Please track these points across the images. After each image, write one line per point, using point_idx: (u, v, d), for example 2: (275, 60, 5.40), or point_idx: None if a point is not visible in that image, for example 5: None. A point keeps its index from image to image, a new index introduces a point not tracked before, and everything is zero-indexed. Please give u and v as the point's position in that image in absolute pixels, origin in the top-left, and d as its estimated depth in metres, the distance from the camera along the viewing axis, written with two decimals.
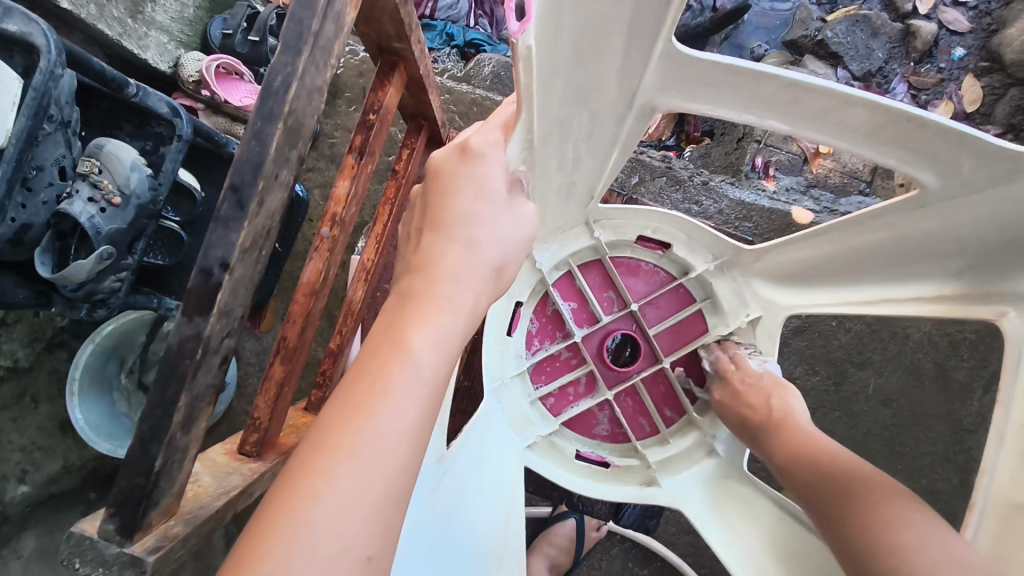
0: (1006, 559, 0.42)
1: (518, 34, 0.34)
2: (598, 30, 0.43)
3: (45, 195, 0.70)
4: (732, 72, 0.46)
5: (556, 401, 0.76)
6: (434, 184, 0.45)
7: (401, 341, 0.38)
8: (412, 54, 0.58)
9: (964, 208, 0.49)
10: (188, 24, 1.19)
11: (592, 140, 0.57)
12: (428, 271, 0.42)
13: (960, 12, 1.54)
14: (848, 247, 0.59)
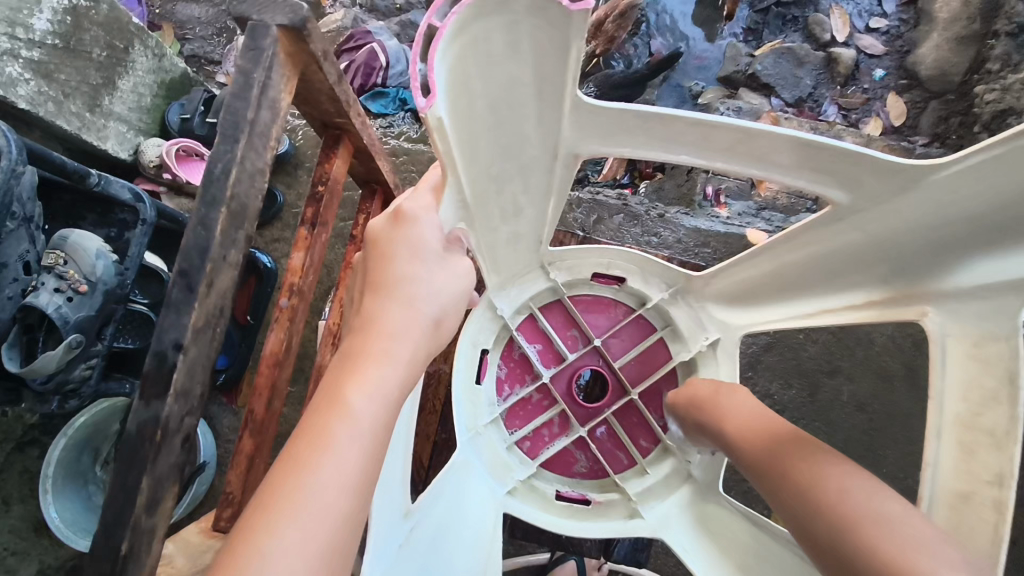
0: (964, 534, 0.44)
1: (425, 108, 0.42)
2: (507, 89, 0.48)
3: (9, 291, 0.71)
4: (640, 119, 0.50)
5: (532, 444, 0.78)
6: (374, 252, 0.49)
7: (345, 394, 0.41)
8: (354, 127, 0.62)
9: (876, 219, 0.52)
10: (146, 111, 1.23)
11: (528, 191, 0.61)
12: (369, 330, 0.45)
13: (874, 38, 1.69)
14: (784, 265, 0.62)
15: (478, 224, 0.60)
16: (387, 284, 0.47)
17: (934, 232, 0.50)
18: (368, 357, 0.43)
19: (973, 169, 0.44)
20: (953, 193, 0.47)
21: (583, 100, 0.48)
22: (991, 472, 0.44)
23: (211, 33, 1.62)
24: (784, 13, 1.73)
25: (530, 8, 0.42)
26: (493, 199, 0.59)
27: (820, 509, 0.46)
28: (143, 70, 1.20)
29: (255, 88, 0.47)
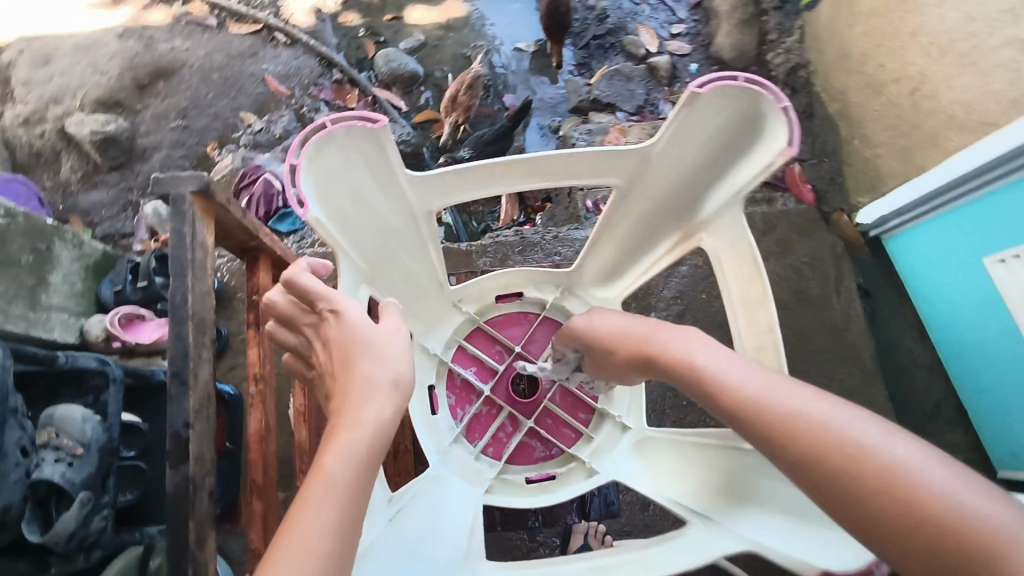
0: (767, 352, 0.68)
1: (305, 215, 0.59)
2: (357, 186, 0.69)
3: (15, 475, 0.82)
4: (460, 175, 0.71)
5: (495, 448, 0.92)
6: (338, 349, 0.63)
7: (338, 440, 0.55)
8: (267, 244, 0.78)
9: (642, 188, 0.77)
10: (80, 295, 1.35)
11: (413, 251, 0.81)
12: (341, 410, 0.59)
13: (680, 41, 2.00)
14: (615, 240, 0.85)
15: (386, 288, 0.80)
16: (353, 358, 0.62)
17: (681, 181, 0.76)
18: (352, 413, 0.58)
19: (674, 136, 0.70)
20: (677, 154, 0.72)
21: (414, 174, 0.70)
22: (755, 312, 0.71)
23: (116, 211, 1.76)
24: (602, 43, 2.03)
25: (347, 132, 0.63)
26: (388, 268, 0.79)
27: (863, 498, 0.47)
28: (69, 261, 1.32)
29: (187, 237, 0.63)
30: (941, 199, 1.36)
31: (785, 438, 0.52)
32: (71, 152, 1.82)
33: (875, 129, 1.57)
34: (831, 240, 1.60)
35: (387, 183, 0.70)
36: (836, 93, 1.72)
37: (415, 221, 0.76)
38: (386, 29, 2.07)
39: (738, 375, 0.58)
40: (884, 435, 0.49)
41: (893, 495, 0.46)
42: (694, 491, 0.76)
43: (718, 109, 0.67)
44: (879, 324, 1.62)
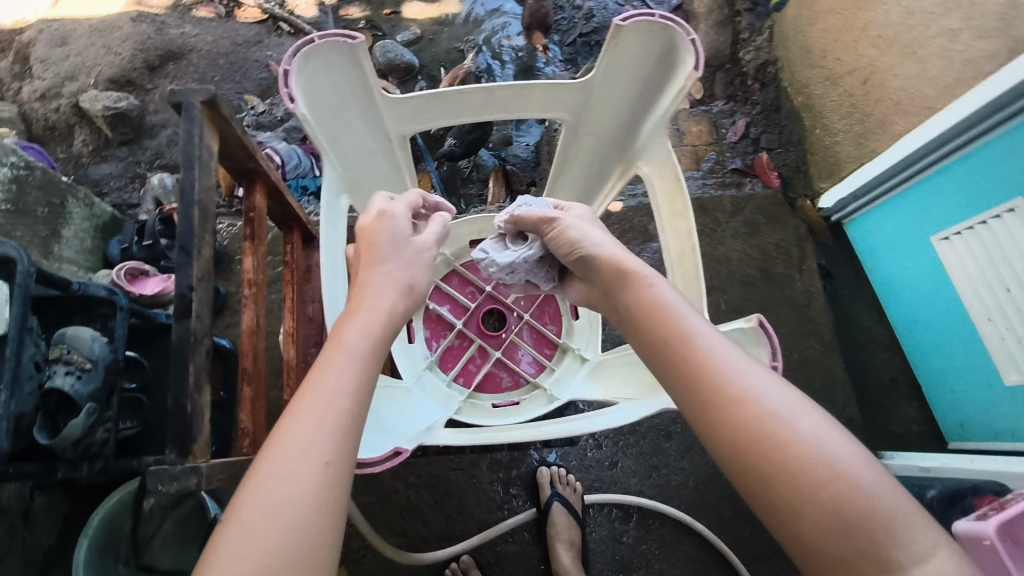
0: (533, 106, 0.85)
1: (294, 109, 0.65)
2: (372, 170, 0.86)
3: (29, 384, 0.92)
4: (427, 104, 0.80)
5: (464, 377, 1.02)
6: (328, 356, 0.67)
7: (359, 319, 0.70)
8: (263, 168, 0.82)
9: (590, 118, 0.89)
10: (89, 251, 1.45)
11: (386, 178, 0.89)
12: (294, 412, 0.61)
13: None
14: (594, 124, 0.90)
15: (365, 204, 0.87)
16: (361, 309, 0.71)
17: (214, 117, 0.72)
18: (341, 341, 0.68)
19: (330, 139, 0.75)
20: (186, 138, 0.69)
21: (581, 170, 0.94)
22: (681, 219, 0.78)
23: (125, 183, 1.81)
24: (588, 40, 2.07)
25: (334, 71, 0.72)
26: (372, 190, 0.88)
27: (734, 419, 0.60)
28: (79, 219, 1.43)
29: (198, 156, 0.69)
30: (892, 182, 1.47)
31: (747, 435, 0.59)
32: (84, 127, 1.85)
33: (833, 119, 1.67)
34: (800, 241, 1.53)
35: (378, 158, 0.85)
36: (801, 86, 1.81)
37: (387, 144, 0.84)
38: (384, 23, 2.18)
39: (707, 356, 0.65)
40: (761, 420, 0.59)
41: (769, 436, 0.57)
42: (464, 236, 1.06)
43: (317, 74, 0.70)
44: (840, 302, 1.74)
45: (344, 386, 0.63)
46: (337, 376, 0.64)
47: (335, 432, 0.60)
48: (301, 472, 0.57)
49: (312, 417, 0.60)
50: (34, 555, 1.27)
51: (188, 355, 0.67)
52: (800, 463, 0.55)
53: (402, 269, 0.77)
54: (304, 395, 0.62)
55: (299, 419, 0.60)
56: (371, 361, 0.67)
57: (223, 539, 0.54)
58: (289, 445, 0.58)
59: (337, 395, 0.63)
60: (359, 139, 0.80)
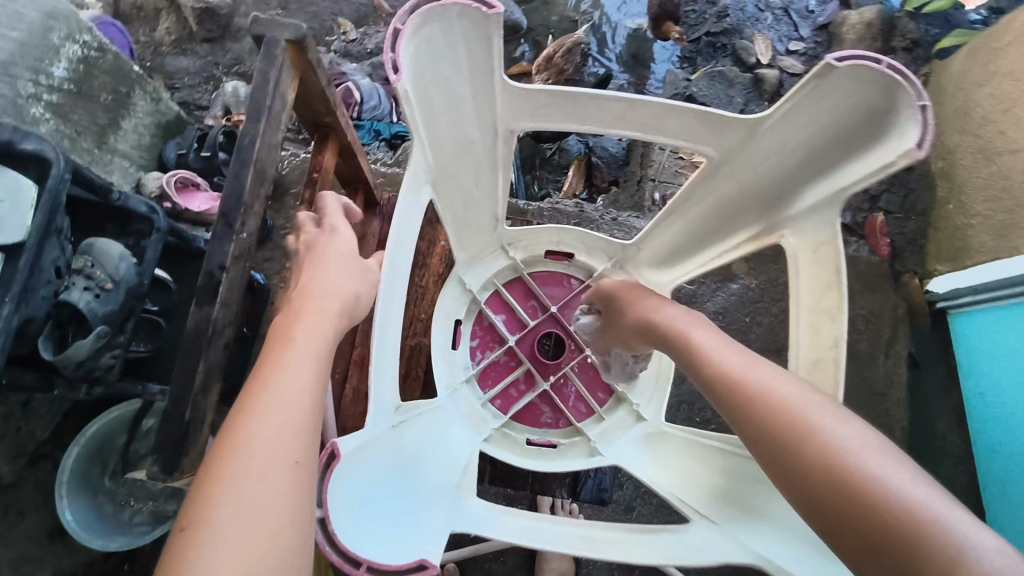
0: (688, 133, 0.64)
1: (395, 81, 0.53)
2: (462, 155, 0.70)
3: (45, 290, 0.83)
4: (556, 100, 0.63)
5: (503, 401, 0.90)
6: (273, 344, 0.57)
7: (315, 301, 0.60)
8: (340, 126, 0.71)
9: (737, 168, 0.66)
10: (146, 148, 1.37)
11: (478, 170, 0.74)
12: (248, 409, 0.50)
13: (794, 59, 1.84)
14: (743, 179, 0.68)
15: (443, 198, 0.73)
16: (307, 308, 0.59)
17: (297, 59, 0.59)
18: (293, 332, 0.57)
19: (422, 114, 0.61)
20: (261, 77, 0.57)
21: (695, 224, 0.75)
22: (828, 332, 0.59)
23: (199, 81, 1.71)
24: (714, 41, 1.87)
25: (458, 23, 0.57)
26: (453, 181, 0.73)
27: (772, 424, 0.51)
28: (142, 112, 1.34)
29: (272, 83, 0.57)
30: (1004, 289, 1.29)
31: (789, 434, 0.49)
32: (170, 15, 1.76)
33: (975, 198, 1.46)
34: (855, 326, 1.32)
35: (473, 144, 0.70)
36: (944, 151, 1.59)
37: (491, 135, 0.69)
38: None
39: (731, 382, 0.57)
40: (793, 422, 0.50)
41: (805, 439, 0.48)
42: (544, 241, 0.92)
43: (431, 37, 0.57)
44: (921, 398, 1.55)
45: (301, 369, 0.54)
46: (297, 359, 0.54)
47: (300, 418, 0.51)
48: (270, 460, 0.48)
49: (274, 404, 0.51)
50: (26, 448, 1.22)
51: (203, 348, 0.60)
52: (840, 463, 0.46)
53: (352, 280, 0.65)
54: (258, 382, 0.52)
55: (255, 410, 0.50)
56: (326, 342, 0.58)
57: (183, 511, 0.45)
58: (255, 441, 0.48)
59: (293, 378, 0.53)
60: (458, 120, 0.66)
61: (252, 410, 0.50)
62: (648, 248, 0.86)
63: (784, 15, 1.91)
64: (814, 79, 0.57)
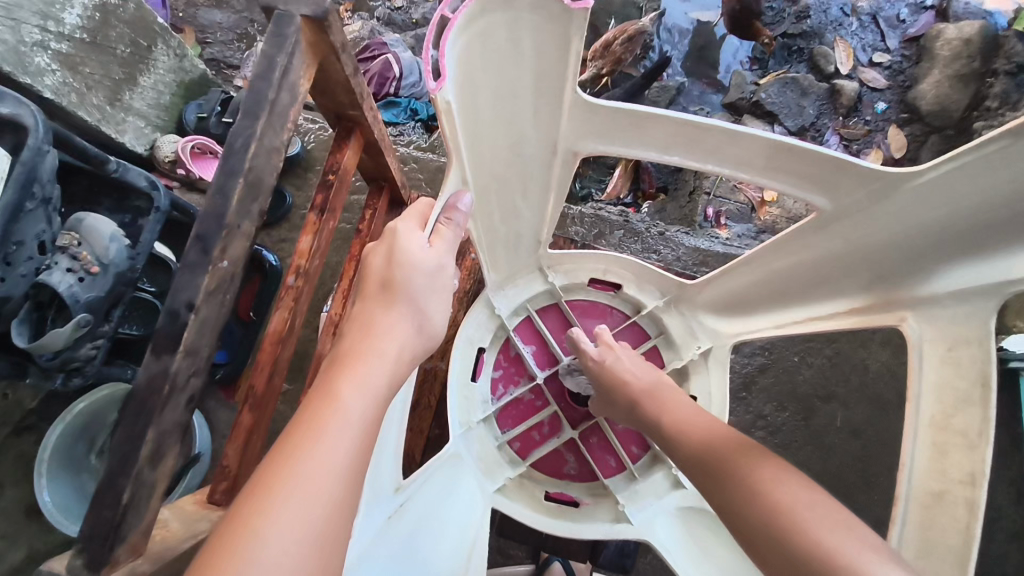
0: (803, 170, 0.50)
1: (434, 90, 0.43)
2: (516, 172, 0.59)
3: (24, 268, 0.73)
4: (634, 118, 0.50)
5: (522, 445, 0.79)
6: (326, 379, 0.43)
7: (392, 323, 0.47)
8: (366, 120, 0.60)
9: (852, 228, 0.52)
10: (165, 108, 1.24)
11: (527, 191, 0.62)
12: (287, 455, 0.38)
13: (878, 72, 1.58)
14: (858, 245, 0.53)
15: (479, 220, 0.61)
16: (376, 337, 0.45)
17: (314, 38, 0.47)
18: (337, 394, 0.41)
19: (466, 122, 0.49)
20: (264, 61, 0.44)
21: (782, 273, 0.61)
22: (964, 472, 0.44)
23: (231, 38, 1.59)
24: (790, 44, 1.62)
25: (531, 5, 0.44)
26: (494, 200, 0.61)
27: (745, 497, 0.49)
28: (164, 69, 1.22)
29: (276, 70, 0.44)
30: None
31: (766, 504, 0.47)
32: None
33: None
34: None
35: (529, 164, 0.59)
36: None
37: (548, 154, 0.57)
38: None
39: (707, 454, 0.56)
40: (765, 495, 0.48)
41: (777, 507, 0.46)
42: (588, 268, 0.80)
43: (490, 28, 0.45)
44: None
45: (360, 416, 0.41)
46: (358, 405, 0.41)
47: (343, 492, 0.38)
48: (296, 545, 0.35)
49: (319, 467, 0.38)
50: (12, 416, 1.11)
51: (155, 413, 0.38)
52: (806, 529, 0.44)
53: (434, 306, 0.50)
54: (300, 427, 0.39)
55: (297, 466, 0.37)
56: (390, 385, 0.44)
57: None
58: (284, 516, 0.35)
59: (350, 431, 0.40)
60: (514, 133, 0.55)
61: (294, 468, 0.37)
62: (714, 290, 0.72)
63: (871, 23, 1.63)
64: (999, 142, 0.42)
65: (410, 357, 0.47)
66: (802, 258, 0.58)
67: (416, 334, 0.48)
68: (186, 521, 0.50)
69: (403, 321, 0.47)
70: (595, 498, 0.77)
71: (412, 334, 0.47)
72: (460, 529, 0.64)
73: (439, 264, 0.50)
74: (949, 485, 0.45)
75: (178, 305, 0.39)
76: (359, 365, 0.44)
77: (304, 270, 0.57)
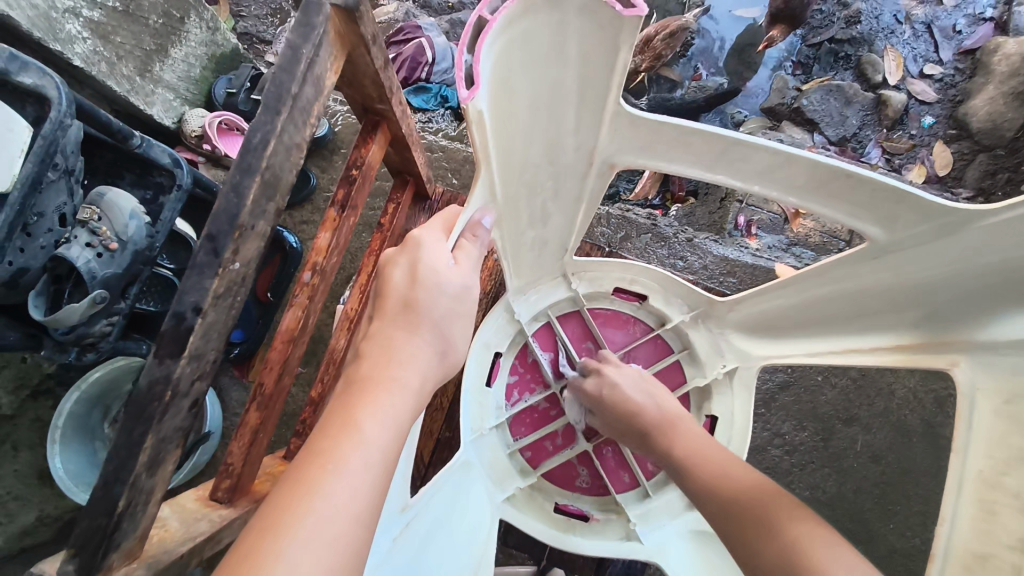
0: (860, 196, 0.48)
1: (466, 100, 0.40)
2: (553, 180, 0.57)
3: (43, 240, 0.73)
4: (681, 132, 0.49)
5: (533, 454, 0.77)
6: (345, 400, 0.41)
7: (416, 342, 0.45)
8: (394, 115, 0.58)
9: (909, 260, 0.51)
10: (194, 82, 1.23)
11: (559, 198, 0.60)
12: (305, 481, 0.37)
13: (927, 84, 1.51)
14: (910, 279, 0.52)
15: (508, 227, 0.59)
16: (398, 354, 0.44)
17: (342, 28, 0.46)
18: (357, 426, 0.40)
19: (500, 129, 0.47)
20: (289, 52, 0.42)
21: (832, 299, 0.59)
22: (1015, 538, 0.41)
23: (266, 12, 1.57)
24: (837, 49, 1.55)
25: (581, 8, 0.42)
26: (526, 206, 0.59)
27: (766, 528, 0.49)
28: (195, 41, 1.20)
29: (302, 63, 0.42)
30: None
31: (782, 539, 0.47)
32: None
33: None
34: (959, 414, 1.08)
35: (566, 173, 0.57)
36: None
37: (584, 165, 0.55)
38: None
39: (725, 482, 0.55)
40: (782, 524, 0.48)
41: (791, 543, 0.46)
42: (614, 277, 0.77)
43: (532, 30, 0.43)
44: None
45: (381, 445, 0.40)
46: (379, 434, 0.40)
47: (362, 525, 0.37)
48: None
49: (339, 497, 0.36)
50: None
51: (155, 416, 0.39)
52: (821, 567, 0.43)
53: (458, 325, 0.48)
54: (321, 452, 0.38)
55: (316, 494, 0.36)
56: (411, 412, 0.43)
57: None
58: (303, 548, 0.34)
59: (370, 460, 0.39)
60: (554, 141, 0.53)
61: (313, 497, 0.36)
62: (745, 309, 0.69)
63: (924, 32, 1.55)
64: None
65: (432, 380, 0.46)
66: (850, 284, 0.57)
67: (440, 354, 0.46)
68: (185, 517, 0.49)
69: (426, 342, 0.45)
70: (605, 514, 0.74)
71: (435, 356, 0.46)
72: (470, 542, 0.63)
73: (463, 285, 0.47)
74: (995, 548, 0.42)
75: (185, 307, 0.39)
76: (380, 385, 0.42)
77: (320, 267, 0.56)
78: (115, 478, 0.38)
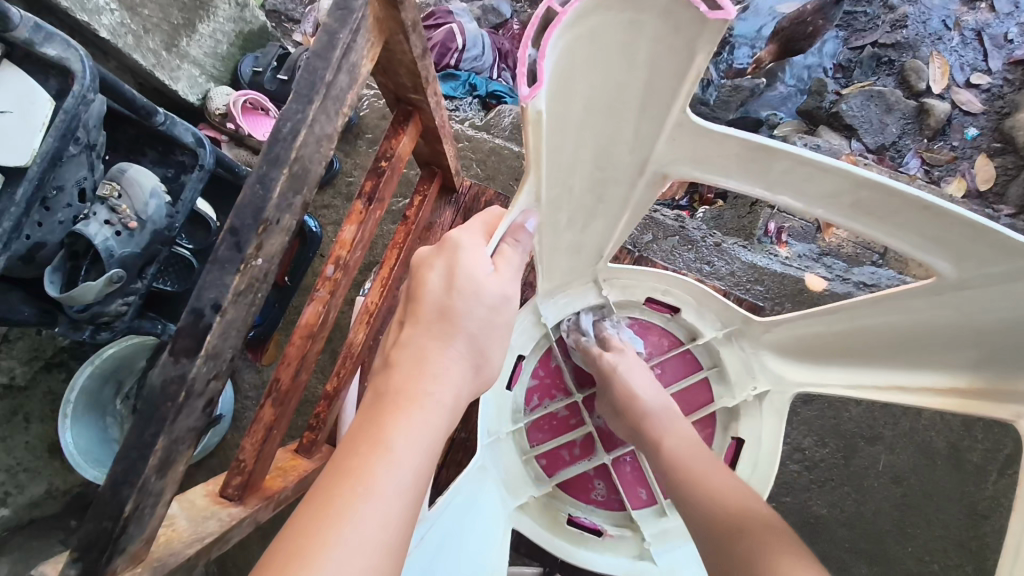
0: (933, 226, 0.45)
1: (527, 98, 0.38)
2: (600, 183, 0.54)
3: (62, 215, 0.72)
4: (748, 146, 0.46)
5: (549, 462, 0.74)
6: (374, 416, 0.40)
7: (452, 353, 0.43)
8: (428, 105, 0.55)
9: (976, 301, 0.48)
10: (221, 59, 1.21)
11: (604, 203, 0.58)
12: (331, 503, 0.35)
13: (973, 93, 1.45)
14: (974, 325, 0.49)
15: (547, 232, 0.57)
16: (432, 367, 0.42)
17: (382, 13, 0.43)
18: (386, 446, 0.38)
19: (553, 131, 0.44)
20: (325, 36, 0.40)
21: (880, 326, 0.56)
22: None
23: None
24: (881, 54, 1.49)
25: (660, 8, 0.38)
26: (570, 210, 0.56)
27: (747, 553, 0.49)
28: (224, 17, 1.18)
29: (337, 48, 0.40)
30: None
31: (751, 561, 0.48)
32: None
33: None
34: (989, 440, 1.05)
35: (612, 179, 0.54)
36: None
37: (635, 172, 0.53)
38: None
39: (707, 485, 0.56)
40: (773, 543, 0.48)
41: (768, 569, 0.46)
42: (646, 288, 0.75)
43: (603, 27, 0.39)
44: None
45: (413, 466, 0.38)
46: (412, 452, 0.38)
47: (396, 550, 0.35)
48: None
49: (372, 521, 0.35)
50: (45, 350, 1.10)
51: (167, 415, 0.37)
52: None
53: (496, 336, 0.46)
54: (350, 472, 0.36)
55: (348, 518, 0.34)
56: (444, 428, 0.41)
57: None
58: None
59: (403, 483, 0.37)
60: (607, 144, 0.50)
61: (344, 521, 0.34)
62: (784, 331, 0.66)
63: (974, 39, 1.49)
64: None
65: (466, 394, 0.44)
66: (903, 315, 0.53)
67: (474, 366, 0.45)
68: (192, 515, 0.47)
69: (460, 354, 0.43)
70: (619, 530, 0.72)
71: (470, 369, 0.44)
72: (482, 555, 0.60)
73: (503, 295, 0.45)
74: None
75: (203, 304, 0.38)
76: (412, 401, 0.40)
77: (343, 261, 0.53)
78: (124, 479, 0.37)
